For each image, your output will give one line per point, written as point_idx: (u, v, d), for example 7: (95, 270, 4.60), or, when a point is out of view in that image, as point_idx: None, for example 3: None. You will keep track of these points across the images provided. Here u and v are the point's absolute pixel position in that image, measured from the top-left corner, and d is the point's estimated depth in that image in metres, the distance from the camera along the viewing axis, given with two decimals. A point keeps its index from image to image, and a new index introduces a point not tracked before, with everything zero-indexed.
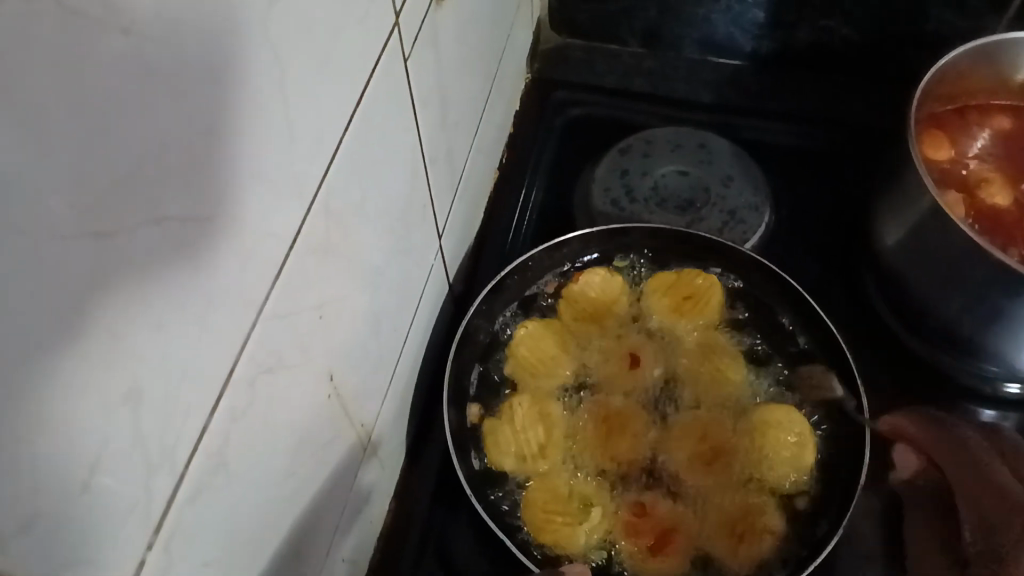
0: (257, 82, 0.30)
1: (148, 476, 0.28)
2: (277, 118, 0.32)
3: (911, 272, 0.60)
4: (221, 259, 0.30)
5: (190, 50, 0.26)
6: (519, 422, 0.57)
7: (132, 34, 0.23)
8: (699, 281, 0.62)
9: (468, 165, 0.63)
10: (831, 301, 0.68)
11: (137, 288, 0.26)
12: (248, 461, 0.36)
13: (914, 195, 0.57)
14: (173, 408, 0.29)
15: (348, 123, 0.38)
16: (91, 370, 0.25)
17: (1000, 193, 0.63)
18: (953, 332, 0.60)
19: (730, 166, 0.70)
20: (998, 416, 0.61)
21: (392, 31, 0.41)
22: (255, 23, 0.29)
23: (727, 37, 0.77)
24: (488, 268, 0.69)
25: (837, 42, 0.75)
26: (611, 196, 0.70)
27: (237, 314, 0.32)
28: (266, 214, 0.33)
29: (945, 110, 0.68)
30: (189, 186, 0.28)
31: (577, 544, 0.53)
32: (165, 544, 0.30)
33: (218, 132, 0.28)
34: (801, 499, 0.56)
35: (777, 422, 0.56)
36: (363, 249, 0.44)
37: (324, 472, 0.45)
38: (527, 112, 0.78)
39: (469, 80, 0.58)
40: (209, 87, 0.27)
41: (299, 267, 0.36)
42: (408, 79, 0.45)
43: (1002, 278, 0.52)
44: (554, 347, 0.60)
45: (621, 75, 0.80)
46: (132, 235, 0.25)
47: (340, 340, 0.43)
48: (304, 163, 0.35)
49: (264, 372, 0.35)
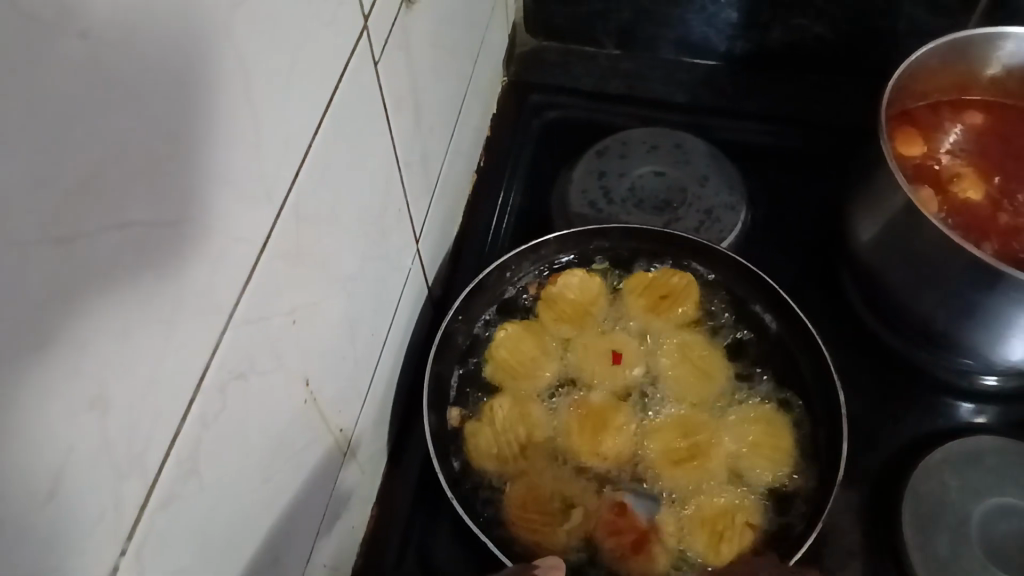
0: (223, 85, 0.30)
1: (116, 483, 0.28)
2: (244, 121, 0.32)
3: (886, 268, 0.60)
4: (188, 264, 0.30)
5: (151, 53, 0.26)
6: (499, 424, 0.57)
7: (90, 37, 0.23)
8: (676, 280, 0.62)
9: (444, 168, 0.63)
10: (809, 299, 0.68)
11: (102, 294, 0.26)
12: (222, 467, 0.35)
13: (887, 191, 0.58)
14: (142, 415, 0.29)
15: (317, 126, 0.38)
16: (56, 377, 0.24)
17: (972, 187, 0.64)
18: (928, 326, 0.60)
19: (706, 166, 0.70)
20: (976, 408, 0.61)
21: (362, 34, 0.41)
22: (219, 27, 0.29)
23: (702, 38, 0.78)
24: (467, 271, 0.69)
25: (811, 41, 0.75)
26: (589, 197, 0.70)
27: (206, 319, 0.32)
28: (234, 218, 0.33)
29: (918, 106, 0.69)
30: (154, 191, 0.27)
31: (557, 542, 0.53)
32: (137, 552, 0.30)
33: (183, 136, 0.28)
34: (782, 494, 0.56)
35: (754, 421, 0.57)
36: (337, 253, 0.44)
37: (302, 477, 0.45)
38: (504, 115, 0.78)
39: (444, 83, 0.58)
40: (172, 92, 0.27)
41: (269, 271, 0.36)
42: (380, 82, 0.45)
43: (974, 271, 0.53)
44: (534, 349, 0.60)
45: (597, 77, 0.80)
46: (95, 240, 0.25)
47: (315, 344, 0.43)
48: (273, 167, 0.35)
49: (236, 378, 0.35)
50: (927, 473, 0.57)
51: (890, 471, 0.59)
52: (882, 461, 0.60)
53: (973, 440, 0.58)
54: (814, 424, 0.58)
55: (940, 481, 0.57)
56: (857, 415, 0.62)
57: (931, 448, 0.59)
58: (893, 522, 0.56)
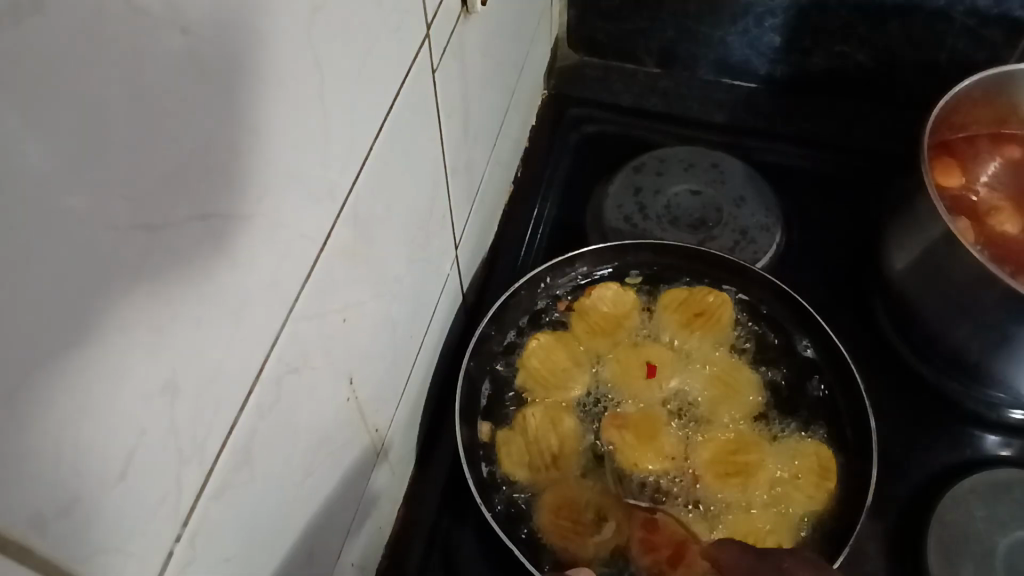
0: (303, 88, 0.31)
1: (179, 468, 0.29)
2: (317, 124, 0.33)
3: (920, 297, 0.61)
4: (259, 258, 0.31)
5: (238, 48, 0.26)
6: (532, 432, 0.58)
7: (190, 34, 0.24)
8: (711, 298, 0.63)
9: (486, 176, 0.63)
10: (841, 325, 0.68)
11: (178, 285, 0.26)
12: (271, 460, 0.36)
13: (926, 221, 0.58)
14: (207, 402, 0.30)
15: (379, 129, 0.39)
16: (135, 362, 0.25)
17: (1010, 221, 0.64)
18: (961, 356, 0.60)
19: (743, 188, 0.71)
20: (1002, 441, 0.61)
21: (424, 42, 0.42)
22: (298, 28, 0.30)
23: (742, 60, 0.78)
24: (500, 280, 0.69)
25: (851, 68, 0.76)
26: (624, 212, 0.71)
27: (269, 312, 0.33)
28: (301, 217, 0.33)
29: (956, 138, 0.70)
30: (229, 185, 0.28)
31: (587, 553, 0.54)
32: (190, 540, 0.31)
33: (260, 131, 0.29)
34: (811, 518, 0.55)
35: (794, 453, 0.57)
36: (386, 256, 0.44)
37: (339, 476, 0.45)
38: (542, 128, 0.79)
39: (490, 93, 0.59)
40: (253, 91, 0.28)
41: (326, 269, 0.37)
42: (435, 89, 0.46)
43: (1011, 304, 0.53)
44: (566, 360, 0.61)
45: (636, 94, 0.81)
46: (177, 230, 0.26)
47: (360, 344, 0.43)
48: (337, 169, 0.36)
49: (291, 372, 0.36)
50: (954, 504, 0.57)
51: (918, 499, 0.59)
52: (908, 490, 0.60)
53: (1000, 472, 0.59)
54: (842, 446, 0.58)
55: (965, 512, 0.57)
56: (886, 443, 0.62)
57: (958, 479, 0.59)
58: (917, 551, 0.56)
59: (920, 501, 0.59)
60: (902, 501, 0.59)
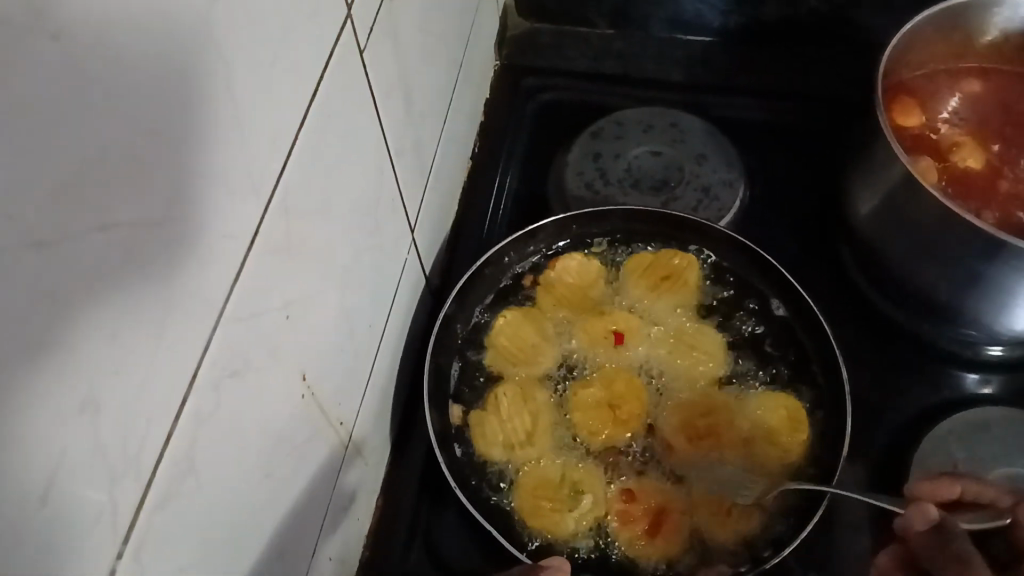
0: (210, 83, 0.30)
1: (110, 486, 0.28)
2: (231, 120, 0.32)
3: (889, 241, 0.59)
4: (178, 266, 0.30)
5: (129, 50, 0.25)
6: (505, 411, 0.57)
7: (65, 40, 0.23)
8: (676, 261, 0.62)
9: (438, 155, 0.62)
10: (808, 275, 0.67)
11: (87, 301, 0.25)
12: (221, 466, 0.35)
13: (886, 165, 0.57)
14: (134, 417, 0.29)
15: (305, 115, 0.38)
16: (47, 382, 0.24)
17: (972, 155, 0.63)
18: (931, 297, 0.60)
19: (703, 144, 0.70)
20: (982, 378, 0.61)
21: (346, 24, 0.40)
22: (197, 24, 0.28)
23: (694, 14, 0.77)
24: (464, 261, 0.68)
25: (806, 14, 0.75)
26: (585, 179, 0.70)
27: (196, 316, 0.32)
28: (221, 216, 0.32)
29: (914, 76, 0.68)
30: (136, 191, 0.27)
31: (566, 530, 0.53)
32: (135, 552, 0.30)
33: (166, 135, 0.28)
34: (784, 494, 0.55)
35: (770, 413, 0.57)
36: (330, 246, 0.43)
37: (305, 474, 0.45)
38: (497, 100, 0.77)
39: (433, 70, 0.57)
40: (148, 91, 0.27)
41: (258, 266, 0.36)
42: (366, 71, 0.44)
43: (977, 242, 0.52)
44: (534, 335, 0.60)
45: (591, 58, 0.79)
46: (77, 242, 0.25)
47: (309, 339, 0.42)
48: (259, 164, 0.35)
49: (230, 376, 0.35)
50: (933, 448, 0.57)
51: (898, 447, 0.59)
52: (887, 435, 0.60)
53: (979, 411, 0.58)
54: (815, 399, 0.58)
55: (945, 453, 0.57)
56: (864, 392, 0.62)
57: (936, 421, 0.59)
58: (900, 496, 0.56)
59: (899, 447, 0.59)
60: (881, 447, 0.59)
